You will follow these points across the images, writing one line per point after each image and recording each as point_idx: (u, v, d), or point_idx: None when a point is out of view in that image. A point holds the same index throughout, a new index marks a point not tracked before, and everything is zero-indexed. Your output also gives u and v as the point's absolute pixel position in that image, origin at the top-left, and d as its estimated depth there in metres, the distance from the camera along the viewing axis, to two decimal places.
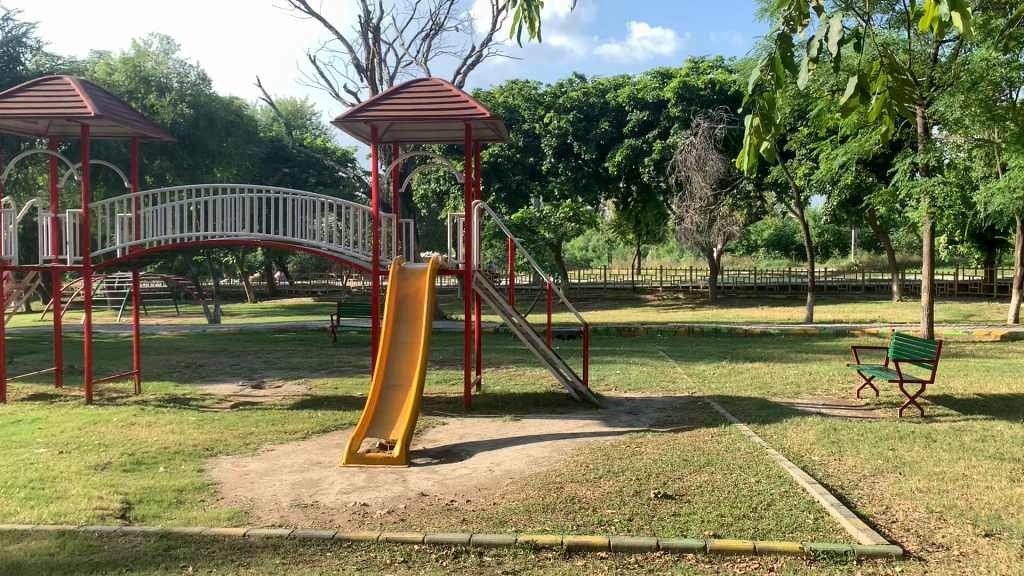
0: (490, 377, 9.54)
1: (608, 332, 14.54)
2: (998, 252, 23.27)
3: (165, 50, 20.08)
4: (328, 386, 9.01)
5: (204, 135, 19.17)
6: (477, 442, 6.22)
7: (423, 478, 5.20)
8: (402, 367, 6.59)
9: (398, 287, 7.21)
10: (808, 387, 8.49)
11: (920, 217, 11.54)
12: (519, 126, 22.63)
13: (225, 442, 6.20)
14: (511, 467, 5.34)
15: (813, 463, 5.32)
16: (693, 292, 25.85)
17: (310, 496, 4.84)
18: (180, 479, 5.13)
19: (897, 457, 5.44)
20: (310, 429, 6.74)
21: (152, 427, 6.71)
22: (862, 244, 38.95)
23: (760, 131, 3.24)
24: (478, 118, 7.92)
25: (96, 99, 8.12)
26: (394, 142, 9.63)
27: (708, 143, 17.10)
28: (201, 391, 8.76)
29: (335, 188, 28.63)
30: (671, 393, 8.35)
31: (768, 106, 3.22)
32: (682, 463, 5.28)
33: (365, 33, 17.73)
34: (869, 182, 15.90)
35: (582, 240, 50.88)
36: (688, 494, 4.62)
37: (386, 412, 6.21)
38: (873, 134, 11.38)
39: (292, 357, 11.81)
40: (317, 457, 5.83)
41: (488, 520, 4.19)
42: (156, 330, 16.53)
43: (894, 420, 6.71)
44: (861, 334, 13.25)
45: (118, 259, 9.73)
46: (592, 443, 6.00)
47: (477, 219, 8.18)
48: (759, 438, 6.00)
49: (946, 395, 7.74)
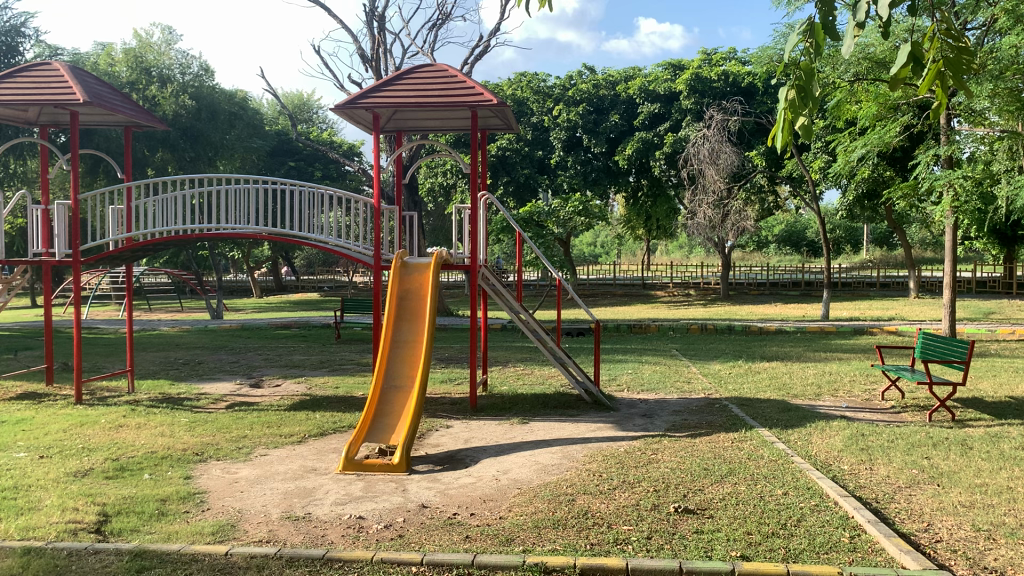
0: (497, 377, 9.18)
1: (618, 330, 14.17)
2: (1018, 248, 22.80)
3: (167, 40, 19.75)
4: (329, 385, 8.68)
5: (205, 127, 18.87)
6: (483, 448, 5.87)
7: (424, 487, 4.85)
8: (403, 367, 6.23)
9: (401, 282, 6.87)
10: (830, 388, 8.10)
11: (943, 210, 11.12)
12: (527, 119, 22.22)
13: (216, 446, 5.87)
14: (518, 476, 4.99)
15: (842, 472, 4.95)
16: (705, 288, 25.47)
17: (302, 508, 4.50)
18: (164, 487, 4.80)
19: (932, 466, 5.05)
20: (307, 432, 6.41)
21: (141, 430, 6.40)
22: (875, 240, 38.60)
23: (796, 107, 2.83)
24: (484, 104, 7.55)
25: (86, 85, 7.80)
26: (396, 132, 9.25)
27: (722, 135, 16.61)
28: (196, 390, 8.46)
29: (341, 182, 28.35)
30: (687, 394, 7.98)
31: (805, 78, 2.82)
32: (702, 472, 4.91)
33: (370, 22, 17.34)
34: (886, 175, 15.50)
35: (590, 235, 50.66)
36: (712, 508, 4.25)
37: (387, 414, 5.87)
38: (894, 127, 10.96)
39: (294, 354, 11.49)
40: (313, 463, 5.50)
41: (493, 538, 3.84)
42: (156, 325, 16.27)
43: (924, 424, 6.33)
44: (881, 333, 12.82)
45: (110, 252, 9.35)
46: (605, 450, 5.64)
47: (483, 211, 7.81)
48: (783, 444, 5.62)
49: (977, 398, 7.33)
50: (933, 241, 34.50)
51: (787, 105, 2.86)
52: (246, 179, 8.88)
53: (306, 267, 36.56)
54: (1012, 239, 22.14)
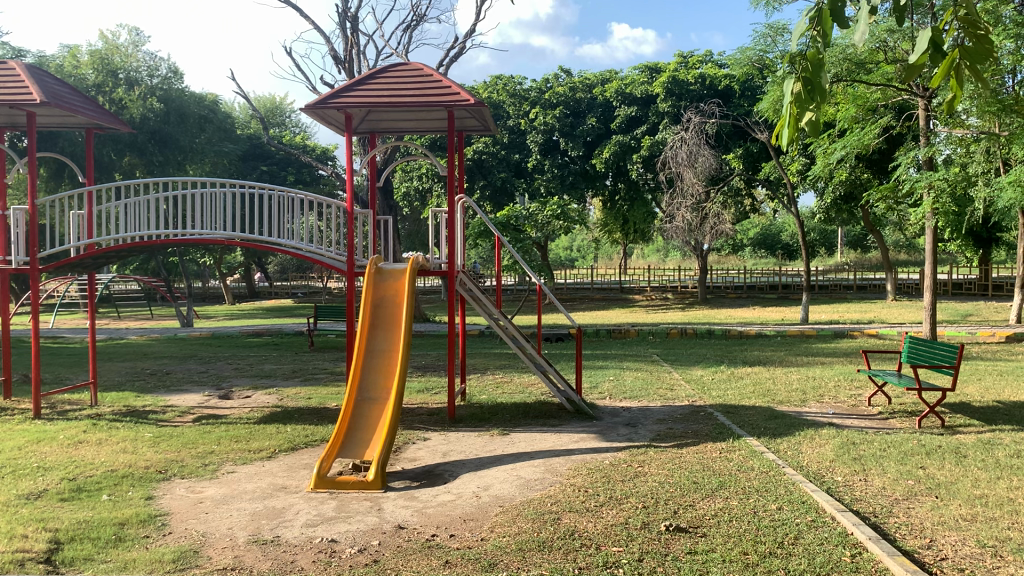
0: (476, 385, 8.93)
1: (598, 335, 13.99)
2: (991, 250, 23.13)
3: (134, 41, 19.22)
4: (301, 396, 8.35)
5: (174, 130, 18.41)
6: (463, 462, 5.62)
7: (400, 506, 4.59)
8: (378, 379, 5.95)
9: (374, 289, 6.59)
10: (815, 394, 7.98)
11: (924, 212, 11.05)
12: (503, 122, 22.00)
13: (181, 464, 5.54)
14: (500, 493, 4.75)
15: (837, 484, 4.78)
16: (682, 292, 25.46)
17: (271, 531, 4.21)
18: (123, 509, 4.47)
19: (928, 476, 4.90)
20: (277, 446, 6.11)
21: (101, 446, 6.04)
22: (850, 243, 38.99)
23: (802, 100, 2.72)
24: (461, 104, 7.29)
25: (43, 85, 7.41)
26: (370, 133, 8.95)
27: (700, 138, 16.48)
28: (163, 402, 8.08)
29: (315, 187, 27.90)
30: (671, 401, 7.79)
31: (813, 68, 2.73)
32: (692, 486, 4.71)
33: (343, 23, 17.02)
34: (863, 177, 15.54)
35: (567, 239, 50.69)
36: (705, 526, 4.05)
37: (361, 428, 5.60)
38: (873, 129, 10.96)
39: (266, 364, 11.13)
40: (283, 481, 5.20)
41: (474, 563, 3.59)
42: (124, 334, 15.75)
43: (914, 431, 6.22)
44: (861, 336, 12.79)
45: (70, 260, 8.89)
46: (589, 462, 5.42)
47: (461, 214, 7.55)
48: (773, 455, 5.45)
49: (964, 403, 7.23)
50: (907, 243, 34.96)
51: (793, 99, 2.75)
52: (217, 183, 8.47)
53: (279, 273, 35.98)
54: (987, 240, 22.42)
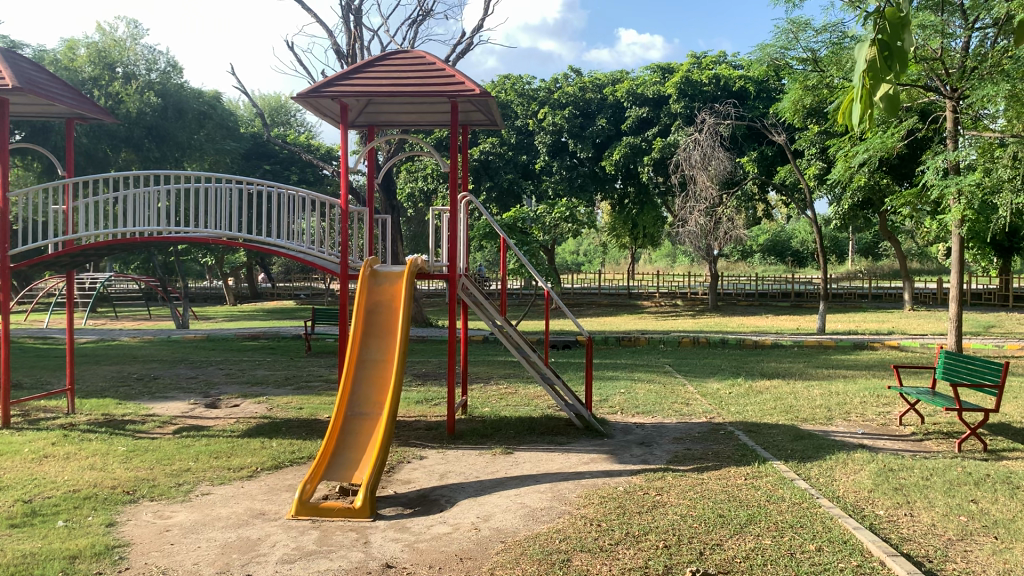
0: (478, 397, 8.42)
1: (607, 343, 13.46)
2: (1011, 260, 22.56)
3: (132, 34, 18.83)
4: (292, 406, 7.85)
5: (172, 126, 18.09)
6: (462, 485, 5.11)
7: (389, 540, 4.08)
8: (370, 391, 5.46)
9: (370, 293, 6.06)
10: (841, 411, 7.45)
11: (951, 219, 10.45)
12: (510, 122, 21.55)
13: (152, 484, 5.04)
14: (501, 525, 4.23)
15: (879, 518, 4.26)
16: (692, 298, 24.95)
17: (241, 568, 3.70)
18: (78, 539, 3.98)
19: (981, 511, 4.37)
20: (261, 464, 5.61)
21: (68, 462, 5.55)
22: (861, 251, 38.58)
23: (878, 70, 2.24)
24: (465, 94, 6.78)
25: (17, 70, 6.93)
26: (368, 126, 8.45)
27: (714, 140, 15.98)
28: (145, 411, 7.59)
29: (319, 187, 27.45)
30: (687, 418, 7.25)
31: (891, 30, 2.25)
32: (717, 521, 4.18)
33: (347, 16, 16.55)
34: (882, 182, 15.00)
35: (574, 243, 50.42)
36: (737, 572, 3.51)
37: (349, 446, 5.10)
38: (898, 130, 10.35)
39: (258, 369, 10.63)
40: (261, 506, 4.69)
41: None
42: (117, 335, 15.31)
43: (954, 456, 5.69)
44: (882, 348, 12.26)
45: (47, 256, 8.26)
46: (601, 489, 4.91)
47: (464, 214, 7.02)
48: (804, 483, 4.92)
49: (1006, 424, 6.68)
50: (921, 251, 34.49)
51: (866, 68, 2.27)
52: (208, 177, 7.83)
53: (283, 274, 35.55)
54: (1007, 248, 21.89)
